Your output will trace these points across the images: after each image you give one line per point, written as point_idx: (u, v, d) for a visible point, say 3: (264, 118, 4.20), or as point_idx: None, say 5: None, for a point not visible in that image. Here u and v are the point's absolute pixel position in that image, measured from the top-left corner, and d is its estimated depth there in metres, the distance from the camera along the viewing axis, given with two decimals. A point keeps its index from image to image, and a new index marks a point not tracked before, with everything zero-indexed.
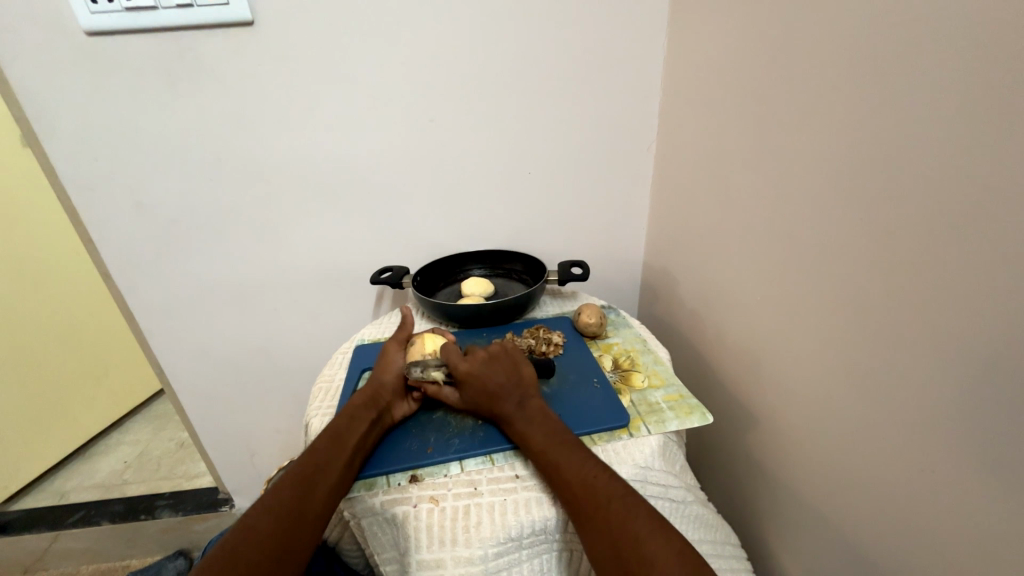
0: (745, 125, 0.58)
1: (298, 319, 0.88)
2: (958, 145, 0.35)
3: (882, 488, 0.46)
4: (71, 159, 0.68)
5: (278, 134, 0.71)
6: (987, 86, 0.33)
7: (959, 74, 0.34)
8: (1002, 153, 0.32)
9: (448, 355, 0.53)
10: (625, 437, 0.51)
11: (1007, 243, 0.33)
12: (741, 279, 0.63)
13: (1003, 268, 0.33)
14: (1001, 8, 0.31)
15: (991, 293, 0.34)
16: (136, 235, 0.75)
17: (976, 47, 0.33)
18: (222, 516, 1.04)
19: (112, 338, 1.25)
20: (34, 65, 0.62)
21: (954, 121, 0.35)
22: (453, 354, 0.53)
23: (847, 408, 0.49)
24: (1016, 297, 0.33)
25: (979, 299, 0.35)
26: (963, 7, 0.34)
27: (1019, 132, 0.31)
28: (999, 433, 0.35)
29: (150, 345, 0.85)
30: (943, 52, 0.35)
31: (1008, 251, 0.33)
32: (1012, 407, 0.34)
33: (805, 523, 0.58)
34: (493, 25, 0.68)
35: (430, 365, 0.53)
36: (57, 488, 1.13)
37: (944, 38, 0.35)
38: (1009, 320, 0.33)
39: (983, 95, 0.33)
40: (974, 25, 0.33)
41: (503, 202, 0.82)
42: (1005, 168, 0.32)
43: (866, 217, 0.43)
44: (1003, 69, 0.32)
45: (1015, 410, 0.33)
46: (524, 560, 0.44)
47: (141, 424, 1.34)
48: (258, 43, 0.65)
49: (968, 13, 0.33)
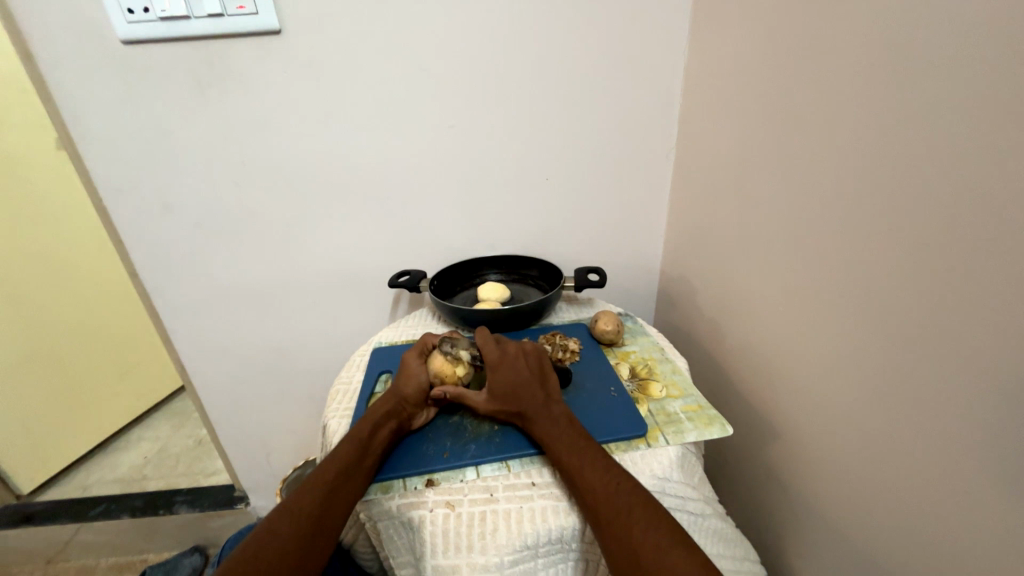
0: (764, 134, 0.58)
1: (317, 321, 0.89)
2: (978, 155, 0.34)
3: (904, 505, 0.44)
4: (104, 163, 0.71)
5: (301, 139, 0.73)
6: (1006, 96, 0.32)
7: (982, 81, 0.33)
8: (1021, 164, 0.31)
9: (483, 343, 0.55)
10: (642, 446, 0.50)
11: None
12: (758, 289, 0.62)
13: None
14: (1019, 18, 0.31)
15: (1013, 306, 0.33)
16: (164, 236, 0.77)
17: (993, 56, 0.33)
18: (237, 514, 1.06)
19: (136, 335, 1.29)
20: (74, 72, 0.64)
21: (973, 131, 0.34)
22: (486, 342, 0.55)
23: (866, 424, 0.47)
24: None
25: (999, 313, 0.34)
26: (982, 17, 0.33)
27: None
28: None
29: (173, 344, 0.88)
30: (961, 62, 0.35)
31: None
32: None
33: (824, 540, 0.56)
34: (512, 33, 0.69)
35: (460, 344, 0.57)
36: (80, 481, 1.16)
37: (962, 47, 0.35)
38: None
39: (999, 106, 0.32)
40: (992, 35, 0.33)
41: (520, 208, 0.82)
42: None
43: (887, 225, 0.42)
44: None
45: None
46: (539, 568, 0.43)
47: (162, 421, 1.37)
48: (285, 52, 0.67)
49: (987, 24, 0.33)
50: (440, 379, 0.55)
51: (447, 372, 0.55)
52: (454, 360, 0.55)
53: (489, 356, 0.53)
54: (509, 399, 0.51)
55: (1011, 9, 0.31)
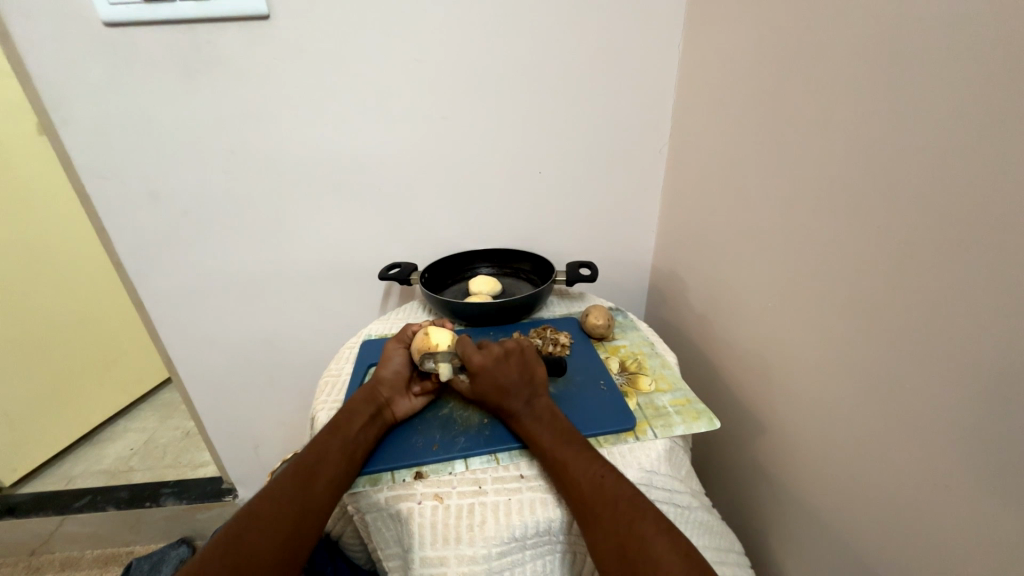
0: (755, 132, 0.58)
1: (306, 312, 0.89)
2: (961, 156, 0.35)
3: (883, 497, 0.45)
4: (87, 148, 0.69)
5: (290, 128, 0.72)
6: (989, 98, 0.33)
7: (967, 84, 0.34)
8: (1002, 165, 0.32)
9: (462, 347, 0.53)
10: (631, 440, 0.50)
11: (1011, 255, 0.32)
12: (747, 285, 0.63)
13: (1001, 279, 0.33)
14: (1005, 23, 0.32)
15: (993, 303, 0.34)
16: (148, 224, 0.76)
17: (979, 60, 0.33)
18: (225, 505, 1.05)
19: (121, 325, 1.27)
20: (54, 53, 0.62)
21: (957, 131, 0.35)
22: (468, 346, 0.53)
23: (848, 420, 0.49)
24: (1011, 308, 0.33)
25: (978, 311, 0.35)
26: (969, 19, 0.34)
27: (1012, 144, 0.32)
28: (999, 444, 0.35)
29: (159, 335, 0.86)
30: (948, 63, 0.35)
31: (1005, 262, 0.33)
32: (1008, 417, 0.34)
33: (807, 531, 0.57)
34: (504, 22, 0.68)
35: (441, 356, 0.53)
36: (64, 473, 1.14)
37: (949, 50, 0.35)
38: (1005, 330, 0.33)
39: (982, 108, 0.33)
40: (978, 38, 0.33)
41: (513, 200, 0.82)
42: (1004, 181, 0.32)
43: (874, 225, 0.43)
44: (1008, 82, 0.32)
45: (1011, 420, 0.34)
46: (527, 560, 0.44)
47: (148, 413, 1.35)
48: (274, 38, 0.65)
49: (973, 26, 0.33)
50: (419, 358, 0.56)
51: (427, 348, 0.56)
52: (435, 336, 0.56)
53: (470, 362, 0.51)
54: (493, 387, 0.50)
55: (998, 14, 0.32)
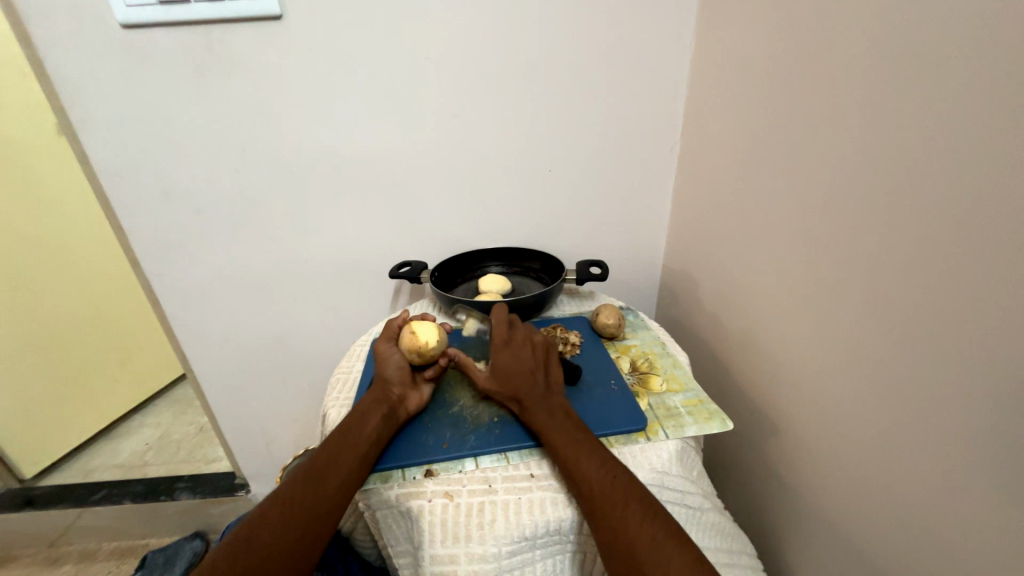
0: (767, 129, 0.57)
1: (317, 310, 0.89)
2: (979, 153, 0.34)
3: (897, 503, 0.44)
4: (104, 149, 0.70)
5: (302, 127, 0.72)
6: (1006, 94, 0.32)
7: (984, 79, 0.33)
8: (1020, 163, 0.31)
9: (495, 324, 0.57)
10: (642, 440, 0.50)
11: None
12: (759, 286, 0.62)
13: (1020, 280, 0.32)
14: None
15: (1010, 306, 0.33)
16: (163, 223, 0.77)
17: (997, 54, 0.32)
18: (238, 500, 1.07)
19: (137, 322, 1.29)
20: (72, 56, 0.64)
21: (974, 128, 0.34)
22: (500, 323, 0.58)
23: (862, 423, 0.48)
24: None
25: (995, 314, 0.34)
26: (988, 12, 0.32)
27: None
28: (1015, 450, 0.34)
29: (174, 332, 0.88)
30: (964, 57, 0.34)
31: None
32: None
33: (819, 535, 0.57)
34: (514, 18, 0.67)
35: None
36: (82, 466, 1.17)
37: (966, 44, 0.34)
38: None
39: (999, 104, 0.32)
40: (996, 32, 0.32)
41: (523, 198, 0.82)
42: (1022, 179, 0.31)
43: (888, 225, 0.42)
44: None
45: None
46: (538, 559, 0.44)
47: (163, 408, 1.38)
48: (285, 37, 0.66)
49: (991, 20, 0.32)
50: (414, 355, 0.56)
51: (419, 347, 0.56)
52: (423, 333, 0.56)
53: (496, 339, 0.55)
54: (504, 375, 0.52)
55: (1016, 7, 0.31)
